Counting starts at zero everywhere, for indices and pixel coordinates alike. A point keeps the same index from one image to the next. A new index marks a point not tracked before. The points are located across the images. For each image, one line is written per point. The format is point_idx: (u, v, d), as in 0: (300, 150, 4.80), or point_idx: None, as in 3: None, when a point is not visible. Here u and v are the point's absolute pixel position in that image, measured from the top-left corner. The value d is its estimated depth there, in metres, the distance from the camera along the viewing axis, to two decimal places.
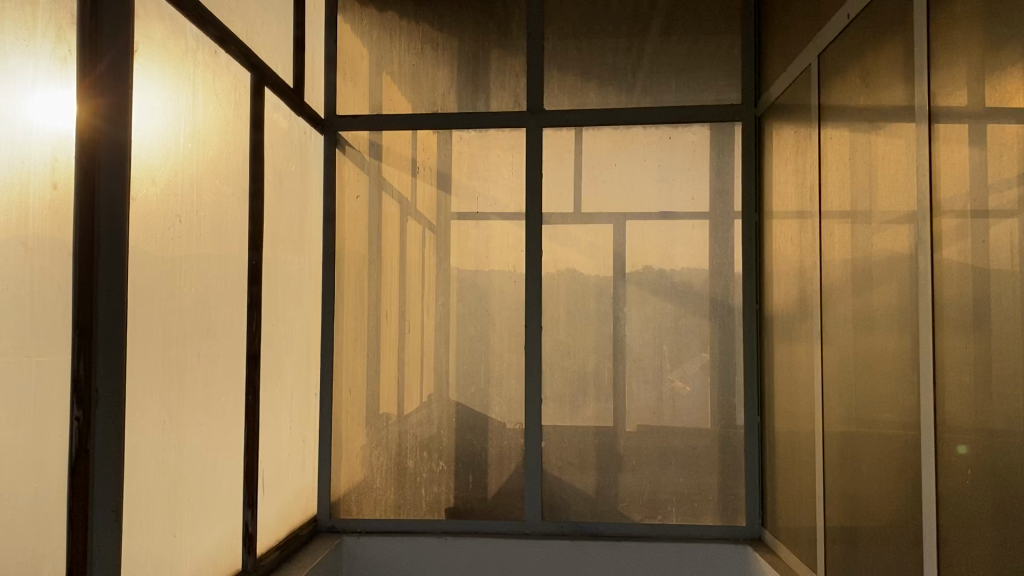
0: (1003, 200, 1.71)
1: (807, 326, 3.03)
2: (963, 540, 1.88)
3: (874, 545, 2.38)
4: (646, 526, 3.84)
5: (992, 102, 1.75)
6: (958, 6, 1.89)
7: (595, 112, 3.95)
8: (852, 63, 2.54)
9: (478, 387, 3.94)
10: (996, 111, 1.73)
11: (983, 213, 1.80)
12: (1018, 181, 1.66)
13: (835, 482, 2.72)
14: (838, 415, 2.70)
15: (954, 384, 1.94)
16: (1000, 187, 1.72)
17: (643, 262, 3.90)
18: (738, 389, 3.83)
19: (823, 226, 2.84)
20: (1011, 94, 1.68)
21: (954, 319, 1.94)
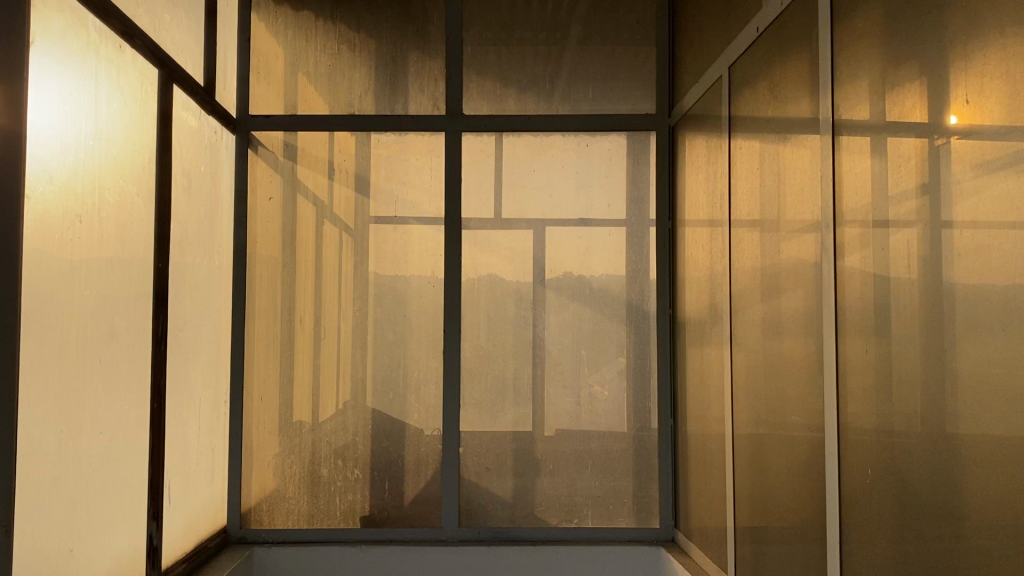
0: (902, 210, 1.78)
1: (717, 330, 3.10)
2: (865, 539, 1.95)
3: (781, 544, 2.45)
4: (563, 530, 3.85)
5: (891, 116, 1.83)
6: (860, 22, 1.96)
7: (513, 118, 3.96)
8: (761, 75, 2.61)
9: (395, 393, 3.89)
10: (896, 125, 1.81)
11: (882, 223, 1.87)
12: (915, 193, 1.73)
13: (745, 483, 2.78)
14: (747, 417, 2.77)
15: (856, 387, 2.01)
16: (898, 198, 1.79)
17: (561, 268, 3.93)
18: (653, 393, 3.89)
19: (733, 234, 2.91)
20: (908, 109, 1.75)
21: (856, 324, 2.01)
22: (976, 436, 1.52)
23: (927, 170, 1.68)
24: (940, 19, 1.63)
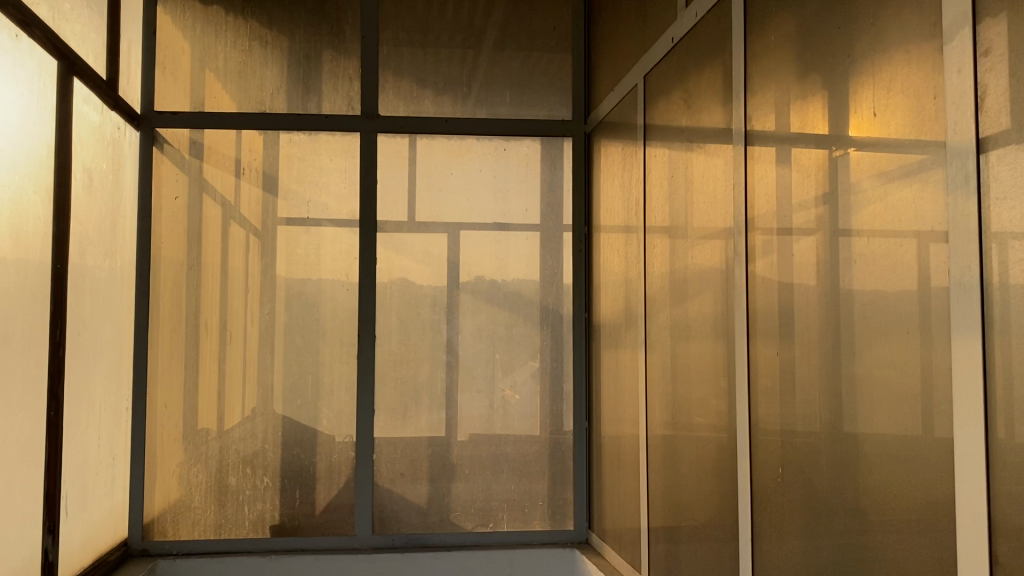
0: (806, 218, 1.84)
1: (631, 334, 3.15)
2: (774, 537, 2.01)
3: (693, 542, 2.50)
4: (477, 534, 3.84)
5: (798, 126, 1.89)
6: (771, 35, 2.03)
7: (429, 120, 3.93)
8: (675, 85, 2.67)
9: (306, 400, 3.80)
10: (801, 136, 1.87)
11: (788, 230, 1.93)
12: (819, 202, 1.79)
13: (658, 484, 2.83)
14: (659, 419, 2.82)
15: (765, 389, 2.07)
16: (804, 206, 1.85)
17: (476, 272, 3.93)
18: (567, 396, 3.93)
19: (646, 239, 2.97)
20: (814, 121, 1.81)
21: (763, 328, 2.08)
22: (875, 435, 1.58)
23: (831, 180, 1.74)
24: (847, 35, 1.69)
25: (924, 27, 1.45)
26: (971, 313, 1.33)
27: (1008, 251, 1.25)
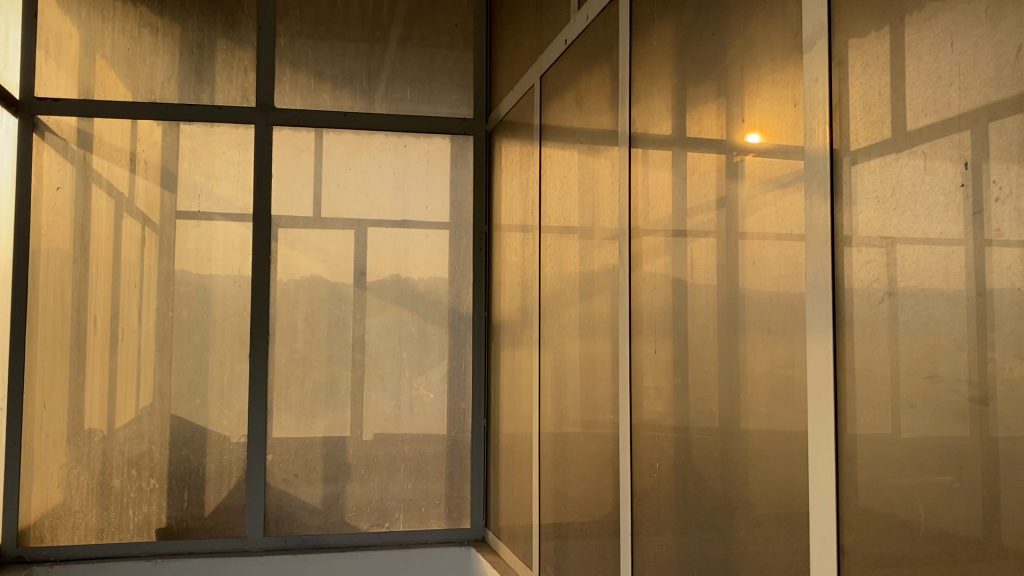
0: (702, 221, 1.82)
1: (527, 332, 3.18)
2: (652, 533, 2.06)
3: (580, 539, 2.54)
4: (373, 534, 3.81)
5: (694, 132, 1.87)
6: (653, 39, 2.07)
7: (328, 114, 3.87)
8: (567, 86, 2.70)
9: (197, 399, 3.69)
10: (699, 141, 1.85)
11: (681, 232, 1.92)
12: (718, 205, 1.76)
13: (548, 482, 2.86)
14: (551, 416, 2.85)
15: (646, 388, 2.11)
16: (705, 207, 1.81)
17: (376, 269, 3.89)
18: (467, 395, 3.92)
19: (542, 239, 2.99)
20: (708, 126, 1.81)
21: (646, 327, 2.12)
22: (748, 432, 1.64)
23: (728, 183, 1.71)
24: (721, 43, 1.75)
25: (787, 37, 1.51)
26: (824, 313, 1.39)
27: (857, 254, 1.31)
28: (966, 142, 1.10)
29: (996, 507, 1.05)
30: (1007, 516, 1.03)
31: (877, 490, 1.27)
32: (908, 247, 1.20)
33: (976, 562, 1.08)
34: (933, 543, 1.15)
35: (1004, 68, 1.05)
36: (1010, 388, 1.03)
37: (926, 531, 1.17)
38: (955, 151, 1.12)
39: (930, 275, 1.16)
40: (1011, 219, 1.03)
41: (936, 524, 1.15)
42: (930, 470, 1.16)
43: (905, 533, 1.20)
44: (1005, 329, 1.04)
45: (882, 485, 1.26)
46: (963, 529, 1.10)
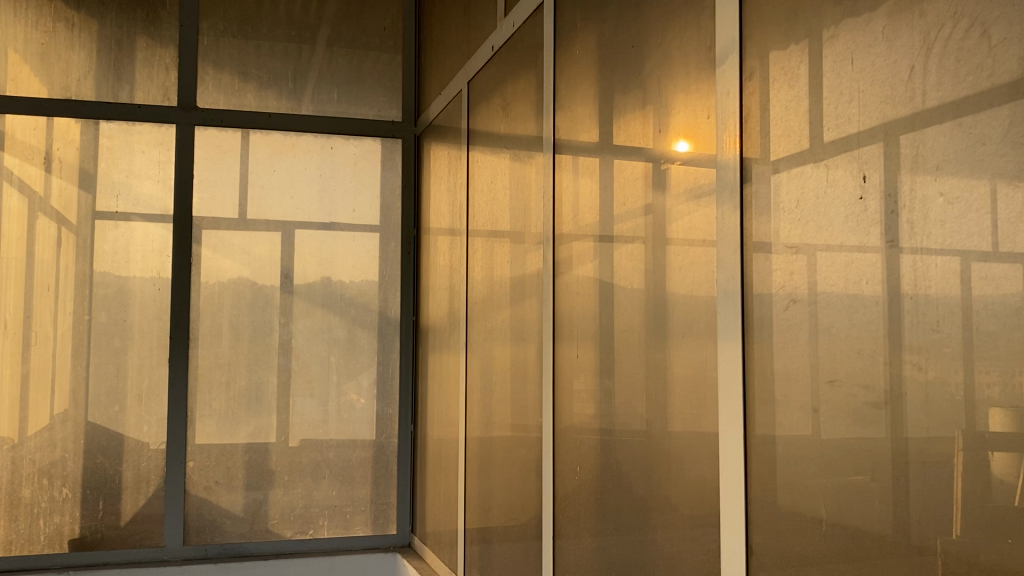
0: (630, 227, 1.82)
1: (453, 337, 3.18)
2: (574, 536, 2.08)
3: (503, 543, 2.55)
4: (297, 542, 3.76)
5: (620, 139, 1.88)
6: (576, 48, 2.10)
7: (253, 115, 3.81)
8: (494, 92, 2.72)
9: (113, 405, 3.59)
10: (625, 148, 1.86)
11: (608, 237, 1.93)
12: (644, 211, 1.76)
13: (473, 486, 2.87)
14: (477, 420, 2.86)
15: (569, 393, 2.14)
16: (631, 214, 1.81)
17: (302, 272, 3.83)
18: (394, 400, 3.90)
19: (469, 243, 3.00)
20: (636, 133, 1.81)
21: (568, 331, 2.15)
22: (665, 436, 1.68)
23: (649, 191, 1.74)
24: (640, 54, 1.79)
25: (701, 51, 1.55)
26: (733, 320, 1.43)
27: (765, 261, 1.36)
28: (865, 155, 1.16)
29: (901, 505, 1.09)
30: (916, 514, 1.06)
31: (790, 490, 1.30)
32: (812, 255, 1.25)
33: (885, 559, 1.12)
34: (837, 540, 1.20)
35: (899, 85, 1.10)
36: (912, 390, 1.07)
37: (835, 529, 1.21)
38: (854, 165, 1.18)
39: (831, 283, 1.21)
40: (910, 227, 1.08)
41: (845, 523, 1.18)
42: (839, 470, 1.20)
43: (810, 530, 1.26)
44: (904, 334, 1.09)
45: (794, 486, 1.29)
46: (867, 526, 1.14)
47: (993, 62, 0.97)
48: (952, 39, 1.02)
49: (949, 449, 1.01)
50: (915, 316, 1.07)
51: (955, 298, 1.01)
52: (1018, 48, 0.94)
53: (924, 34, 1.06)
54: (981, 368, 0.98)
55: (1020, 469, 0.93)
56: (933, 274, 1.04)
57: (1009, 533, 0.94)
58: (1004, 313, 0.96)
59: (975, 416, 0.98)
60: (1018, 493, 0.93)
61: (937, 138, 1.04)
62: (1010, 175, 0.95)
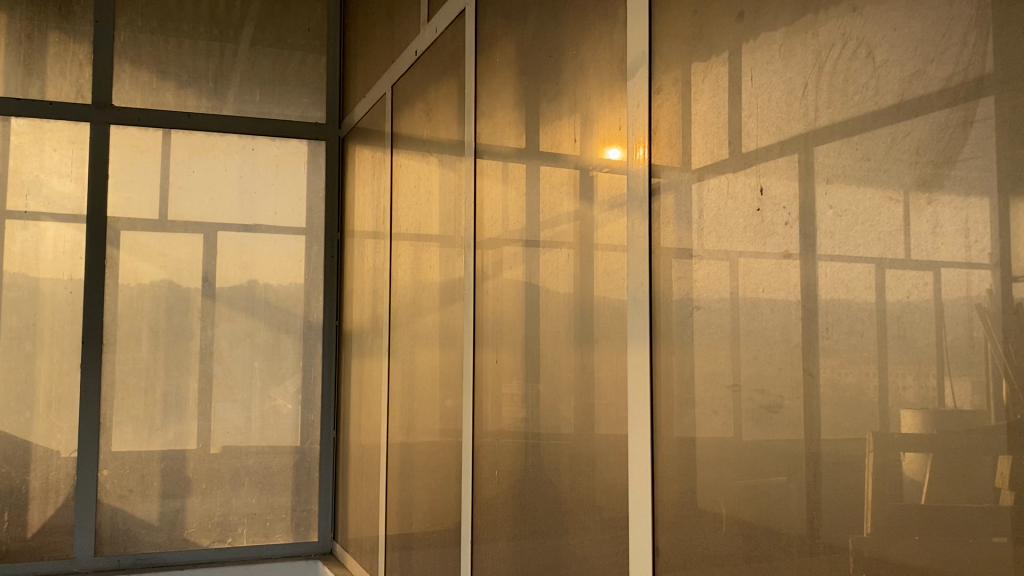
0: (560, 232, 1.80)
1: (376, 342, 3.17)
2: (491, 541, 2.10)
3: (423, 548, 2.55)
4: (215, 550, 3.68)
5: (547, 146, 1.86)
6: (496, 56, 2.12)
7: (171, 114, 3.72)
8: (417, 96, 2.72)
9: (20, 413, 3.46)
10: (551, 153, 1.85)
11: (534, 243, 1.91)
12: (573, 216, 1.74)
13: (394, 491, 2.86)
14: (399, 425, 2.85)
15: (488, 398, 2.16)
16: (555, 221, 1.82)
17: (222, 275, 3.76)
18: (316, 406, 3.84)
19: (393, 248, 2.99)
20: (564, 136, 1.79)
21: (488, 336, 2.17)
22: (579, 440, 1.71)
23: (567, 198, 1.77)
24: (557, 64, 1.82)
25: (614, 63, 1.59)
26: (641, 325, 1.48)
27: (673, 268, 1.40)
28: (762, 169, 1.22)
29: (796, 503, 1.14)
30: (829, 515, 1.09)
31: (701, 491, 1.34)
32: (718, 263, 1.29)
33: (793, 558, 1.15)
34: (739, 537, 1.25)
35: (793, 103, 1.15)
36: (820, 394, 1.10)
37: (739, 527, 1.25)
38: (751, 176, 1.24)
39: (736, 290, 1.26)
40: (817, 235, 1.11)
41: (750, 520, 1.23)
42: (748, 470, 1.24)
43: (714, 529, 1.30)
44: (811, 338, 1.12)
45: (707, 487, 1.32)
46: (770, 525, 1.19)
47: (877, 82, 1.02)
48: (841, 59, 1.08)
49: (861, 450, 1.04)
50: (819, 322, 1.11)
51: (859, 303, 1.05)
52: (900, 69, 1.00)
53: (816, 53, 1.12)
54: (895, 371, 1.00)
55: (929, 468, 0.95)
56: (829, 283, 1.09)
57: (917, 529, 0.96)
58: (892, 319, 1.00)
59: (888, 418, 1.00)
60: (924, 492, 0.96)
61: (828, 154, 1.09)
62: (895, 190, 1.00)
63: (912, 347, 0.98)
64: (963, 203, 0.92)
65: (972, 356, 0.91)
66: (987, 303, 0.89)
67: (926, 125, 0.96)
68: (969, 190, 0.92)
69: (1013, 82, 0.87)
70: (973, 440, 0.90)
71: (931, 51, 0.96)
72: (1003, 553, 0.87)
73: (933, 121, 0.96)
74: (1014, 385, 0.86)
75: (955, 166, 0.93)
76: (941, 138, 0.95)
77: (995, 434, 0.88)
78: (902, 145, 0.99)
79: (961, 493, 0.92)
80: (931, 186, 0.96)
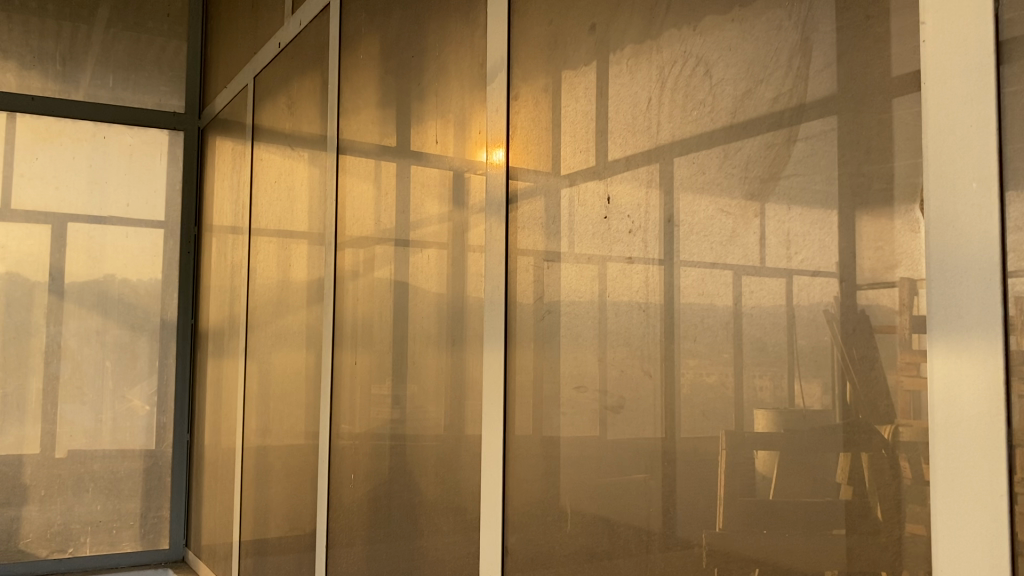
0: (423, 234, 1.80)
1: (233, 342, 3.06)
2: (347, 545, 2.07)
3: (278, 554, 2.49)
4: (54, 561, 3.45)
5: (410, 146, 1.86)
6: (360, 53, 2.09)
7: (13, 96, 3.47)
8: (280, 89, 2.65)
9: None
10: (418, 153, 1.83)
11: (405, 242, 1.88)
12: (439, 218, 1.74)
13: (249, 495, 2.78)
14: (255, 427, 2.77)
15: (348, 400, 2.13)
16: (418, 223, 1.82)
17: (68, 269, 3.54)
18: (169, 408, 3.68)
19: (251, 244, 2.91)
20: (427, 137, 1.79)
21: (349, 336, 2.14)
22: (435, 442, 1.73)
23: (430, 200, 1.78)
24: (421, 66, 1.82)
25: (475, 68, 1.61)
26: (497, 328, 1.51)
27: (530, 271, 1.43)
28: (611, 178, 1.26)
29: (647, 503, 1.18)
30: (685, 513, 1.12)
31: (553, 490, 1.37)
32: (581, 266, 1.31)
33: (633, 555, 1.20)
34: (589, 536, 1.29)
35: (638, 116, 1.22)
36: (662, 395, 1.16)
37: (591, 526, 1.28)
38: (600, 184, 1.28)
39: (589, 294, 1.30)
40: (672, 242, 1.15)
41: (601, 518, 1.26)
42: (599, 470, 1.27)
43: (561, 529, 1.34)
44: (656, 340, 1.17)
45: (560, 488, 1.35)
46: (623, 523, 1.22)
47: (713, 99, 1.09)
48: (682, 75, 1.14)
49: (714, 447, 1.08)
50: (671, 325, 1.15)
51: (702, 308, 1.10)
52: (733, 88, 1.07)
53: (660, 69, 1.18)
54: (752, 372, 1.03)
55: (778, 465, 1.00)
56: (688, 287, 1.12)
57: (765, 524, 1.01)
58: (747, 324, 1.04)
59: (743, 417, 1.04)
60: (772, 488, 1.00)
61: (670, 165, 1.16)
62: (725, 202, 1.07)
63: (756, 350, 1.03)
64: (787, 215, 0.99)
65: (817, 360, 0.95)
66: (834, 309, 0.93)
67: (755, 143, 1.03)
68: (791, 203, 0.99)
69: (836, 104, 0.94)
70: (819, 438, 0.95)
71: (761, 72, 1.03)
72: (840, 545, 0.92)
73: (762, 139, 1.02)
74: (855, 385, 0.91)
75: (781, 180, 1.00)
76: (768, 154, 1.02)
77: (833, 432, 0.93)
78: (734, 159, 1.06)
79: (805, 490, 0.96)
80: (758, 199, 1.03)
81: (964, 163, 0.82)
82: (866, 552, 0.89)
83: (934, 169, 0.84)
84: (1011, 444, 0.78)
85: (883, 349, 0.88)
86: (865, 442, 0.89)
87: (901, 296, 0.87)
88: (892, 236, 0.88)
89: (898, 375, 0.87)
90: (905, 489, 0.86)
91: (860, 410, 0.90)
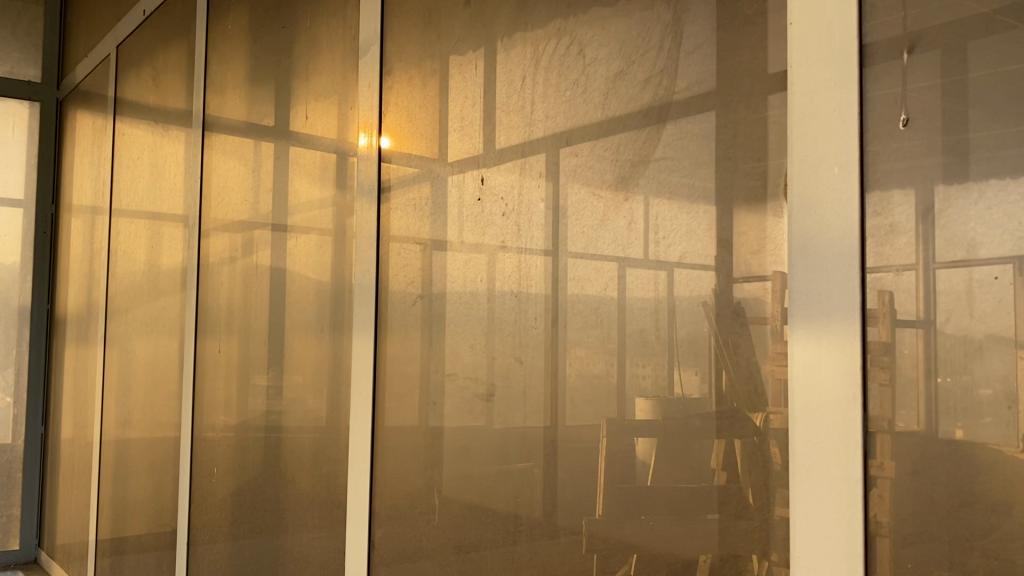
0: (297, 217, 1.72)
1: (92, 329, 2.88)
2: (209, 542, 1.97)
3: (137, 553, 2.35)
4: None
5: (282, 123, 1.77)
6: (229, 24, 1.99)
7: None
8: (144, 60, 2.49)
9: None
10: (291, 131, 1.74)
11: (282, 226, 1.78)
12: (314, 199, 1.66)
13: (107, 490, 2.62)
14: (114, 418, 2.61)
15: (214, 390, 2.02)
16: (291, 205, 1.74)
17: None
18: (20, 399, 3.42)
19: (112, 224, 2.74)
20: (300, 114, 1.71)
21: (216, 322, 2.03)
22: (306, 433, 1.66)
23: (303, 180, 1.70)
24: (292, 41, 1.74)
25: (348, 44, 1.55)
26: (368, 314, 1.46)
27: (405, 255, 1.39)
28: (486, 161, 1.23)
29: (521, 495, 1.15)
30: (565, 505, 1.09)
31: (423, 483, 1.33)
32: (462, 253, 1.27)
33: (500, 546, 1.18)
34: (458, 529, 1.25)
35: (513, 95, 1.19)
36: (537, 383, 1.14)
37: (462, 519, 1.25)
38: (476, 167, 1.25)
39: (464, 280, 1.26)
40: (558, 229, 1.11)
41: (472, 509, 1.23)
42: (474, 460, 1.24)
43: (427, 521, 1.31)
44: (530, 326, 1.15)
45: (431, 480, 1.31)
46: (495, 515, 1.19)
47: (586, 80, 1.08)
48: (556, 54, 1.12)
49: (595, 436, 1.05)
50: (551, 312, 1.12)
51: (577, 294, 1.08)
52: (607, 68, 1.05)
53: (534, 48, 1.16)
54: (633, 361, 1.01)
55: (655, 452, 0.98)
56: (571, 274, 1.09)
57: (640, 510, 0.99)
58: (627, 314, 1.01)
59: (623, 407, 1.02)
60: (649, 474, 0.99)
61: (544, 148, 1.13)
62: (598, 187, 1.06)
63: (629, 338, 1.01)
64: (656, 201, 0.98)
65: (694, 350, 0.94)
66: (711, 301, 0.92)
67: (626, 126, 1.02)
68: (661, 189, 0.98)
69: (708, 90, 0.93)
70: (693, 427, 0.94)
71: (633, 52, 1.02)
72: (712, 532, 0.91)
73: (634, 122, 1.01)
74: (728, 374, 0.90)
75: (651, 164, 0.99)
76: (640, 138, 1.00)
77: (706, 420, 0.92)
78: (606, 143, 1.05)
79: (680, 476, 0.95)
80: (629, 184, 1.02)
81: (826, 149, 0.82)
82: (736, 539, 0.89)
83: (798, 155, 0.84)
84: (868, 430, 0.79)
85: (756, 340, 0.88)
86: (735, 428, 0.89)
87: (774, 287, 0.87)
88: (764, 224, 0.88)
89: (770, 365, 0.86)
90: (774, 474, 0.86)
91: (733, 399, 0.89)
